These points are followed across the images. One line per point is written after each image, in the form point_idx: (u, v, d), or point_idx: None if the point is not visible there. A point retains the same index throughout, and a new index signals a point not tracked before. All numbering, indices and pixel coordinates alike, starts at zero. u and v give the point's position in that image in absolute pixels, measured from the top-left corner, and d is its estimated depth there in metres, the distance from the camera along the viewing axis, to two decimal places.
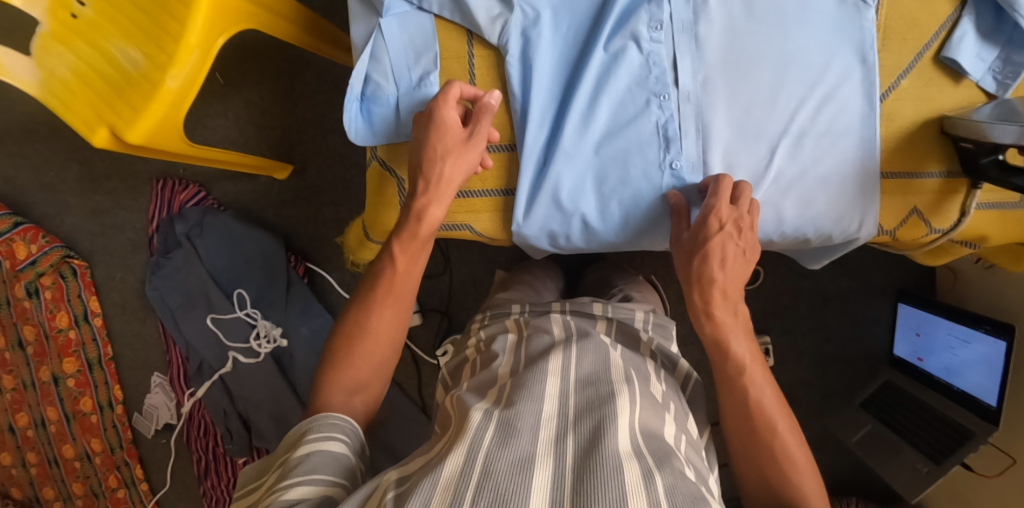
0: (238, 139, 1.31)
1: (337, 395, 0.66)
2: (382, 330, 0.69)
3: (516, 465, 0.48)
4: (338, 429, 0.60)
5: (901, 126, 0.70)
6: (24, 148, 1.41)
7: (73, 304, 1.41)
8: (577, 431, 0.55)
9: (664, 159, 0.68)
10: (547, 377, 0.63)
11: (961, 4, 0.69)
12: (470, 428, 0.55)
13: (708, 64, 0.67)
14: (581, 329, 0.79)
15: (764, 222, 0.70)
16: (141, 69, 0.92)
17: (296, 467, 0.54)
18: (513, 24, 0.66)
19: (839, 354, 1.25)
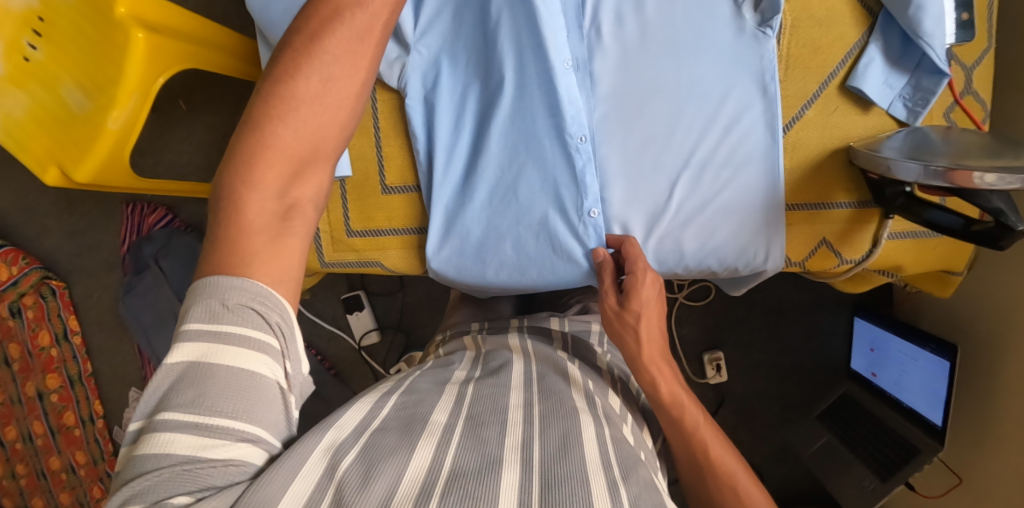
0: (202, 162, 1.34)
1: (266, 193, 0.51)
2: (314, 128, 0.54)
3: (483, 464, 0.48)
4: (272, 327, 0.48)
5: (807, 156, 0.69)
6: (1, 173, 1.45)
7: (54, 322, 1.46)
8: (542, 434, 0.54)
9: (580, 205, 0.67)
10: (511, 390, 0.64)
11: (868, 30, 0.68)
12: (434, 422, 0.54)
13: (606, 100, 0.68)
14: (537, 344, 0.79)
15: (669, 257, 0.70)
16: (87, 111, 0.96)
17: (215, 401, 0.44)
18: (411, 66, 0.67)
19: (794, 367, 1.23)
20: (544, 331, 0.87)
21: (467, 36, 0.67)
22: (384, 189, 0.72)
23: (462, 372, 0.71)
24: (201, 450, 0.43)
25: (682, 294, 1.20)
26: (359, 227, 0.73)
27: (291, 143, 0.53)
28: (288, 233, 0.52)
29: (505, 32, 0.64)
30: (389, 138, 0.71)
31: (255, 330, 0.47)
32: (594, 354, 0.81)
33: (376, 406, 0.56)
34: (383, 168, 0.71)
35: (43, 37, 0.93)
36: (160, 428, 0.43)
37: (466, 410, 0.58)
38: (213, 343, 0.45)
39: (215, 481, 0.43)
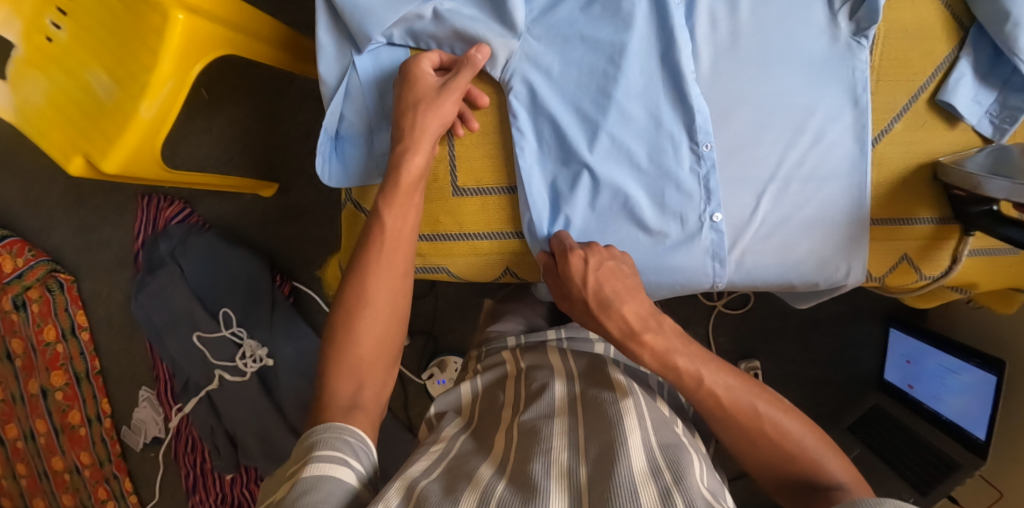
0: (222, 156, 1.28)
1: (341, 388, 0.60)
2: (376, 333, 0.62)
3: (529, 500, 0.47)
4: (348, 445, 0.53)
5: (893, 171, 0.68)
6: (9, 162, 1.39)
7: (61, 318, 1.40)
8: (587, 459, 0.53)
9: (703, 210, 0.66)
10: (556, 418, 0.62)
11: (959, 44, 0.67)
12: (480, 481, 0.53)
13: (713, 102, 0.65)
14: (581, 359, 0.77)
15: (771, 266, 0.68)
16: (115, 99, 0.90)
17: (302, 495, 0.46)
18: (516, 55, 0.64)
19: (825, 378, 1.23)
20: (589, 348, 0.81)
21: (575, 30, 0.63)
22: (455, 190, 0.68)
23: (507, 409, 0.69)
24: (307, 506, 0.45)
25: (721, 302, 1.19)
26: (428, 232, 0.70)
27: (363, 348, 0.61)
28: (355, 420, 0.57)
29: (631, 30, 0.62)
30: (463, 137, 0.67)
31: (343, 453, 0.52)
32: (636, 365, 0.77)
33: (423, 470, 0.55)
34: (455, 170, 0.68)
35: (68, 15, 0.90)
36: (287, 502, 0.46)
37: (511, 458, 0.57)
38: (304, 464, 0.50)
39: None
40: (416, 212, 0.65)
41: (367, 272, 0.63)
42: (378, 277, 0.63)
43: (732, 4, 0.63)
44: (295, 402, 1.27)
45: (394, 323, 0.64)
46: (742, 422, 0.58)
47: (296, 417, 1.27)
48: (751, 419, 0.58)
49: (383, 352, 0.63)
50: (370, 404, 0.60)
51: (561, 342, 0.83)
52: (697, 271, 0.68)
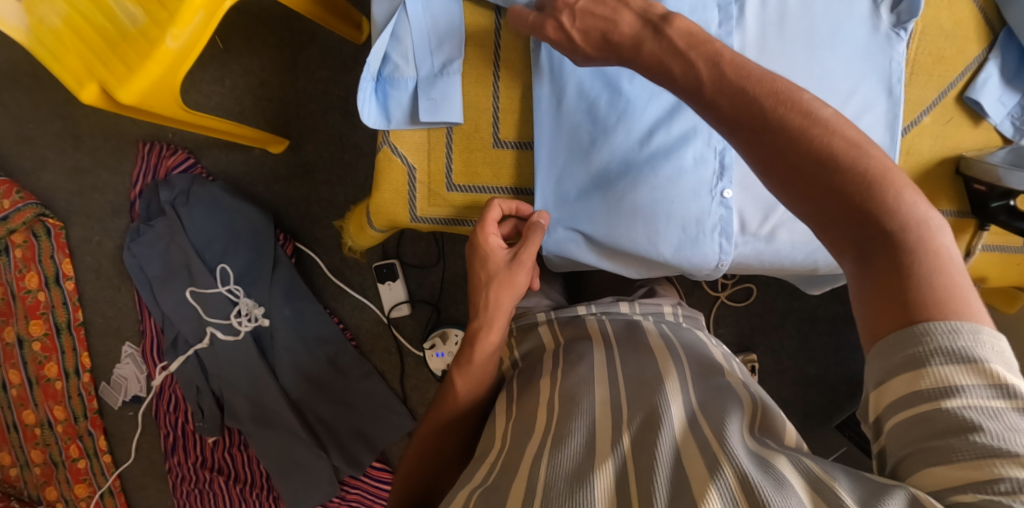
0: (233, 108, 1.26)
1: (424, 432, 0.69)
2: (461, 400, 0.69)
3: (575, 478, 0.47)
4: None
5: (919, 162, 0.70)
6: (5, 97, 1.34)
7: (44, 265, 1.35)
8: (630, 429, 0.54)
9: (715, 184, 0.65)
10: (596, 393, 0.62)
11: (988, 46, 0.69)
12: (527, 460, 0.53)
13: None
14: (617, 329, 0.78)
15: (785, 245, 0.68)
16: (141, 26, 0.88)
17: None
18: None
19: (820, 376, 1.25)
20: (630, 321, 0.82)
21: None
22: (495, 142, 0.68)
23: (545, 375, 0.69)
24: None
25: (725, 293, 1.21)
26: (461, 183, 0.69)
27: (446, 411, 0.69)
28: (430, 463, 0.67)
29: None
30: (507, 89, 0.66)
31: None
32: (690, 332, 0.79)
33: (479, 471, 0.57)
34: (498, 120, 0.67)
35: None
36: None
37: (552, 423, 0.58)
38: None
39: None
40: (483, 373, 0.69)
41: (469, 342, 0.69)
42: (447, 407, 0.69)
43: None
44: (290, 365, 1.25)
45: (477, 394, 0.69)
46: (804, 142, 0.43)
47: (290, 380, 1.25)
48: (817, 139, 0.43)
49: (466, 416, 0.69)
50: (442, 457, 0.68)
51: (594, 315, 0.83)
52: (704, 247, 0.66)
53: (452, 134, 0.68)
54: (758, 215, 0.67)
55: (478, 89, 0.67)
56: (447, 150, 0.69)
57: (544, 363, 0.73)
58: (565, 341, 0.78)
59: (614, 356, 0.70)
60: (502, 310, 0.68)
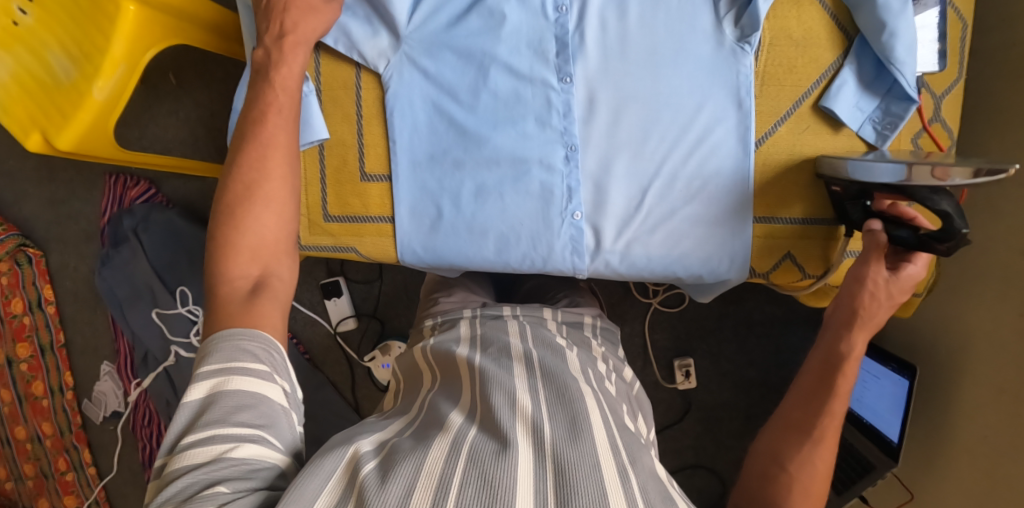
0: (187, 139, 1.33)
1: (236, 273, 0.56)
2: (274, 214, 0.59)
3: (499, 449, 0.50)
4: (271, 357, 0.52)
5: (777, 172, 0.70)
6: None
7: (27, 290, 1.44)
8: (553, 418, 0.56)
9: (565, 206, 0.68)
10: (516, 375, 0.64)
11: (844, 53, 0.70)
12: (451, 425, 0.56)
13: (586, 101, 0.68)
14: (535, 332, 0.78)
15: (635, 260, 0.70)
16: (73, 79, 0.97)
17: (233, 414, 0.47)
18: (399, 57, 0.69)
19: (760, 379, 1.24)
20: (550, 338, 0.77)
21: (453, 34, 0.68)
22: (363, 175, 0.72)
23: (463, 362, 0.70)
24: (223, 454, 0.45)
25: (657, 300, 1.22)
26: (336, 213, 0.74)
27: (251, 237, 0.57)
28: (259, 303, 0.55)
29: (507, 33, 0.67)
30: (371, 126, 0.71)
31: (254, 361, 0.50)
32: (590, 347, 0.84)
33: (400, 428, 0.60)
34: (362, 155, 0.72)
35: (35, 3, 0.94)
36: (183, 449, 0.45)
37: (480, 408, 0.59)
38: (220, 374, 0.49)
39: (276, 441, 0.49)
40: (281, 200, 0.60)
41: (252, 169, 0.59)
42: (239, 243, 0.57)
43: (620, 9, 0.66)
44: None
45: (286, 208, 0.60)
46: (813, 412, 0.63)
47: None
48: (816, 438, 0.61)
49: (280, 241, 0.60)
50: (277, 286, 0.58)
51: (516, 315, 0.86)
52: (557, 260, 0.70)
53: (325, 167, 0.73)
54: (613, 229, 0.69)
55: (343, 126, 0.72)
56: (322, 183, 0.73)
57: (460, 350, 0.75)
58: (482, 333, 0.80)
59: (537, 351, 0.71)
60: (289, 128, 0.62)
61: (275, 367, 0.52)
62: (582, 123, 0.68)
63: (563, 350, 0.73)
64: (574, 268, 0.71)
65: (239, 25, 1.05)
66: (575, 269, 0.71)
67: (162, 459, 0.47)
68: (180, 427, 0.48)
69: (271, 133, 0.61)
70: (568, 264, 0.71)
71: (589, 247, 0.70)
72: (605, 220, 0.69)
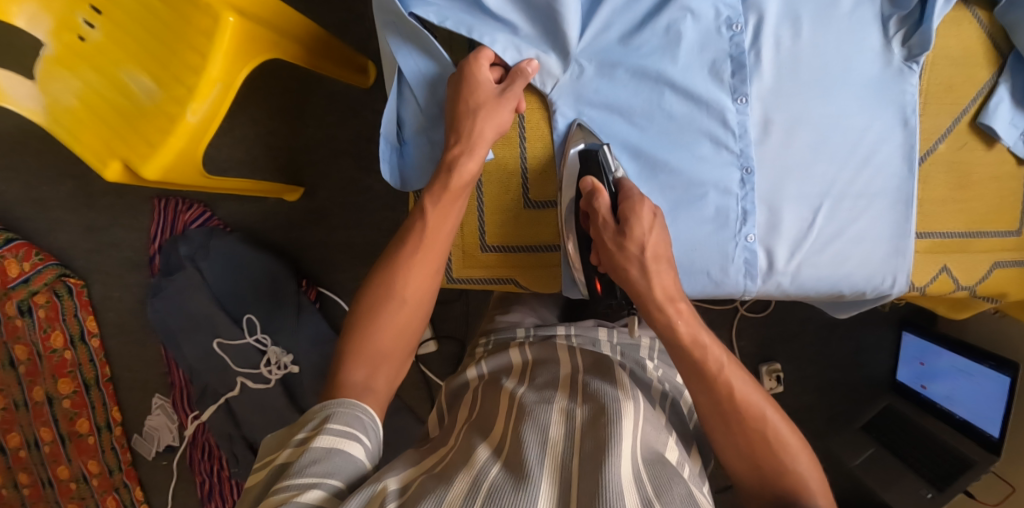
0: (246, 159, 1.26)
1: (355, 370, 0.63)
2: (401, 320, 0.67)
3: (517, 488, 0.51)
4: (360, 422, 0.58)
5: (934, 190, 0.72)
6: (14, 161, 1.34)
7: (69, 323, 1.35)
8: (580, 454, 0.57)
9: (738, 229, 0.69)
10: (554, 406, 0.66)
11: (998, 71, 0.71)
12: (475, 463, 0.57)
13: (758, 123, 0.67)
14: (585, 352, 0.80)
15: (803, 279, 0.71)
16: (156, 100, 0.90)
17: (311, 466, 0.51)
18: (565, 82, 0.67)
19: (843, 380, 1.29)
20: (600, 356, 0.79)
21: (628, 57, 0.66)
22: (527, 203, 0.70)
23: (505, 392, 0.72)
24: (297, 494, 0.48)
25: (744, 307, 1.23)
26: (495, 243, 0.71)
27: (381, 339, 0.65)
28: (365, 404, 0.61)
29: (683, 54, 0.65)
30: (535, 151, 0.68)
31: (344, 425, 0.56)
32: (646, 371, 0.81)
33: (426, 463, 0.61)
34: (526, 182, 0.69)
35: (102, 15, 0.87)
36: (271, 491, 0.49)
37: (507, 442, 0.61)
38: (319, 425, 0.56)
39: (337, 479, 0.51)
40: (425, 287, 0.68)
41: (402, 266, 0.66)
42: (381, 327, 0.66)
43: (794, 29, 0.66)
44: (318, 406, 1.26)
45: (413, 316, 0.68)
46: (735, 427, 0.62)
47: None
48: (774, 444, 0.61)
49: (410, 318, 0.67)
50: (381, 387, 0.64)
51: (568, 333, 0.87)
52: (727, 283, 0.71)
53: (482, 197, 0.70)
54: (785, 250, 0.70)
55: (507, 150, 0.69)
56: (478, 213, 0.70)
57: (506, 380, 0.77)
58: (533, 359, 0.81)
59: (577, 376, 0.72)
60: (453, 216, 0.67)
61: (364, 430, 0.58)
62: (756, 145, 0.68)
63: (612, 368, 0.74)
64: (744, 288, 0.71)
65: (309, 35, 0.99)
66: (744, 290, 0.71)
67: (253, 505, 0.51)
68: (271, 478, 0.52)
69: (426, 224, 0.66)
70: (739, 286, 0.71)
71: (761, 268, 0.70)
72: (777, 242, 0.69)
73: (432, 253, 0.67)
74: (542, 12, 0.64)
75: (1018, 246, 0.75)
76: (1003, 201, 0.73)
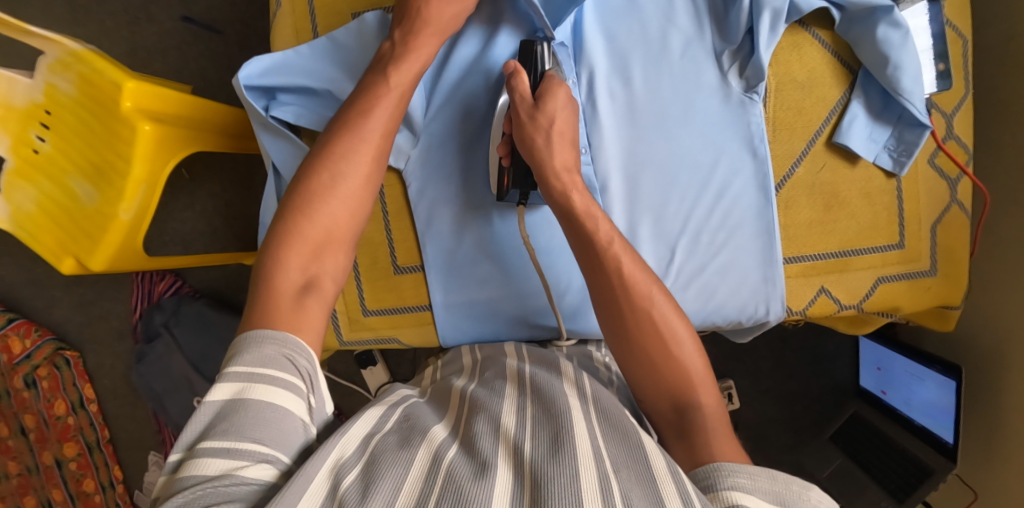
0: (206, 230, 1.35)
1: (291, 270, 0.55)
2: (348, 209, 0.58)
3: (478, 470, 0.42)
4: (300, 368, 0.50)
5: (798, 213, 0.72)
6: (10, 248, 1.45)
7: (69, 391, 1.45)
8: (537, 437, 0.47)
9: None
10: (504, 397, 0.55)
11: (850, 87, 0.71)
12: (433, 438, 0.48)
13: (607, 171, 0.69)
14: (534, 348, 0.68)
15: None
16: (96, 203, 0.95)
17: (246, 431, 0.44)
18: (416, 155, 0.71)
19: (801, 392, 1.26)
20: (544, 354, 0.67)
21: (469, 120, 0.70)
22: (396, 269, 0.74)
23: (457, 389, 0.61)
24: (234, 469, 0.42)
25: None
26: (374, 308, 0.75)
27: (324, 216, 0.57)
28: (308, 305, 0.54)
29: None
30: (398, 222, 0.73)
31: (283, 371, 0.49)
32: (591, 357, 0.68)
33: (381, 419, 0.52)
34: (394, 251, 0.73)
35: (51, 129, 0.94)
36: (198, 455, 0.42)
37: (464, 427, 0.51)
38: (247, 379, 0.47)
39: (268, 454, 0.44)
40: (369, 168, 0.60)
41: (350, 142, 0.59)
42: (327, 205, 0.57)
43: (626, 78, 0.69)
44: None
45: (361, 208, 0.60)
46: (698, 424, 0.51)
47: None
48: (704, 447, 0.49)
49: (363, 196, 0.60)
50: (327, 284, 0.57)
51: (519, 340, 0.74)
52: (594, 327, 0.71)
53: (358, 269, 0.75)
54: None
55: (371, 224, 0.73)
56: (357, 283, 0.75)
57: (459, 378, 0.64)
58: (481, 355, 0.70)
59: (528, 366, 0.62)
60: (390, 113, 0.62)
61: (302, 377, 0.50)
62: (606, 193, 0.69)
63: (558, 359, 0.64)
64: None
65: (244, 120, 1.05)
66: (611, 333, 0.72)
67: (177, 460, 0.44)
68: (197, 432, 0.45)
69: (373, 119, 0.61)
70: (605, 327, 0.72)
71: None
72: None
73: (378, 148, 0.61)
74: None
75: (903, 259, 0.74)
76: (877, 215, 0.72)
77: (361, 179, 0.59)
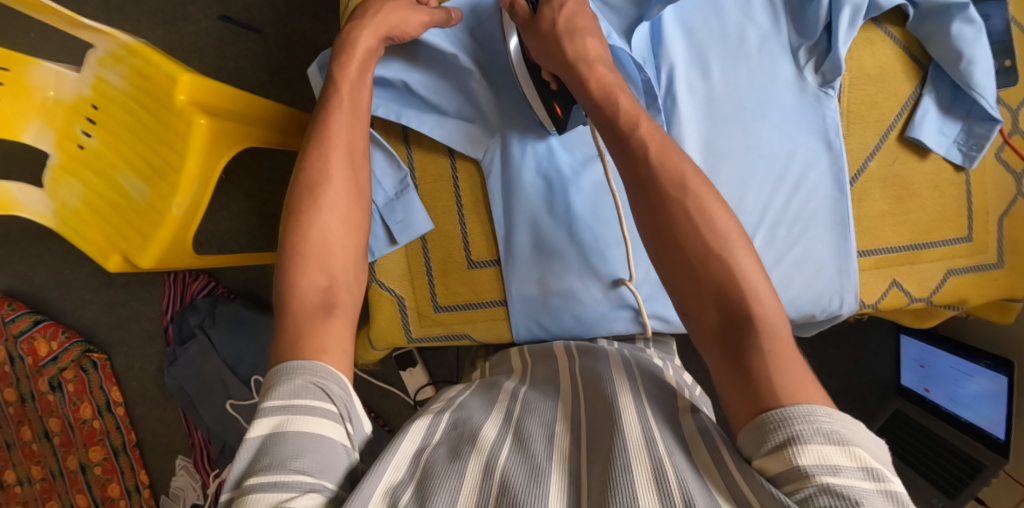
0: (242, 230, 1.34)
1: (306, 290, 0.51)
2: (340, 216, 0.56)
3: (532, 476, 0.40)
4: (337, 398, 0.46)
5: (872, 206, 0.72)
6: (21, 247, 1.35)
7: (96, 395, 1.35)
8: (584, 451, 0.45)
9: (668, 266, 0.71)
10: (558, 401, 0.54)
11: (920, 82, 0.72)
12: (484, 437, 0.46)
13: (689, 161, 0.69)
14: (593, 349, 0.67)
15: None
16: (147, 197, 0.93)
17: (287, 464, 0.40)
18: (495, 149, 0.72)
19: (845, 388, 1.27)
20: (598, 352, 0.66)
21: None
22: (470, 263, 0.75)
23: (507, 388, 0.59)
24: (284, 501, 0.38)
25: None
26: (446, 303, 0.76)
27: (322, 231, 0.54)
28: (330, 323, 0.50)
29: None
30: (472, 215, 0.74)
31: (317, 400, 0.45)
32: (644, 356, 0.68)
33: (430, 430, 0.49)
34: (468, 244, 0.75)
35: (97, 124, 0.93)
36: (245, 492, 0.39)
37: (516, 423, 0.49)
38: (284, 412, 0.43)
39: (314, 487, 0.40)
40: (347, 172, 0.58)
41: (320, 156, 0.58)
42: (323, 222, 0.54)
43: (705, 72, 0.70)
44: None
45: (355, 211, 0.57)
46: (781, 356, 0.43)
47: None
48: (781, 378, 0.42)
49: (353, 204, 0.57)
50: (345, 297, 0.53)
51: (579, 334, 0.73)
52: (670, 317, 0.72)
53: (431, 262, 0.76)
54: None
55: (445, 217, 0.75)
56: (429, 277, 0.76)
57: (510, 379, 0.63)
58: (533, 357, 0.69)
59: (577, 371, 0.61)
60: (352, 119, 0.61)
61: (341, 407, 0.46)
62: None
63: (611, 357, 0.63)
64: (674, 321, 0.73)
65: (294, 117, 1.05)
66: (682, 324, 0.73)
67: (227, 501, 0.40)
68: (242, 469, 0.41)
69: (334, 130, 0.59)
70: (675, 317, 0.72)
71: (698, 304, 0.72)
72: None
73: (348, 152, 0.59)
74: (452, 73, 0.71)
75: (970, 251, 0.74)
76: (946, 207, 0.73)
77: (344, 186, 0.57)
